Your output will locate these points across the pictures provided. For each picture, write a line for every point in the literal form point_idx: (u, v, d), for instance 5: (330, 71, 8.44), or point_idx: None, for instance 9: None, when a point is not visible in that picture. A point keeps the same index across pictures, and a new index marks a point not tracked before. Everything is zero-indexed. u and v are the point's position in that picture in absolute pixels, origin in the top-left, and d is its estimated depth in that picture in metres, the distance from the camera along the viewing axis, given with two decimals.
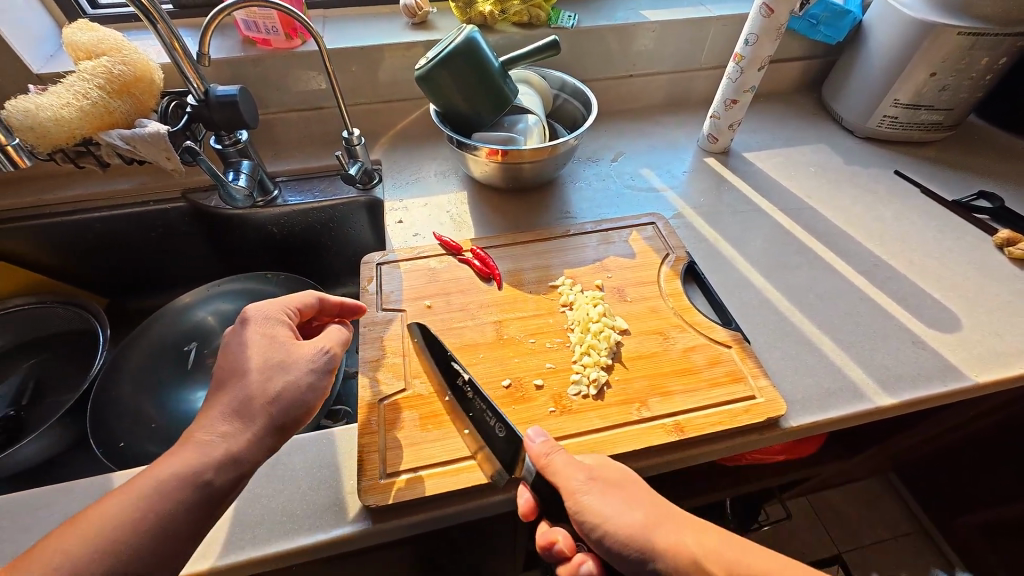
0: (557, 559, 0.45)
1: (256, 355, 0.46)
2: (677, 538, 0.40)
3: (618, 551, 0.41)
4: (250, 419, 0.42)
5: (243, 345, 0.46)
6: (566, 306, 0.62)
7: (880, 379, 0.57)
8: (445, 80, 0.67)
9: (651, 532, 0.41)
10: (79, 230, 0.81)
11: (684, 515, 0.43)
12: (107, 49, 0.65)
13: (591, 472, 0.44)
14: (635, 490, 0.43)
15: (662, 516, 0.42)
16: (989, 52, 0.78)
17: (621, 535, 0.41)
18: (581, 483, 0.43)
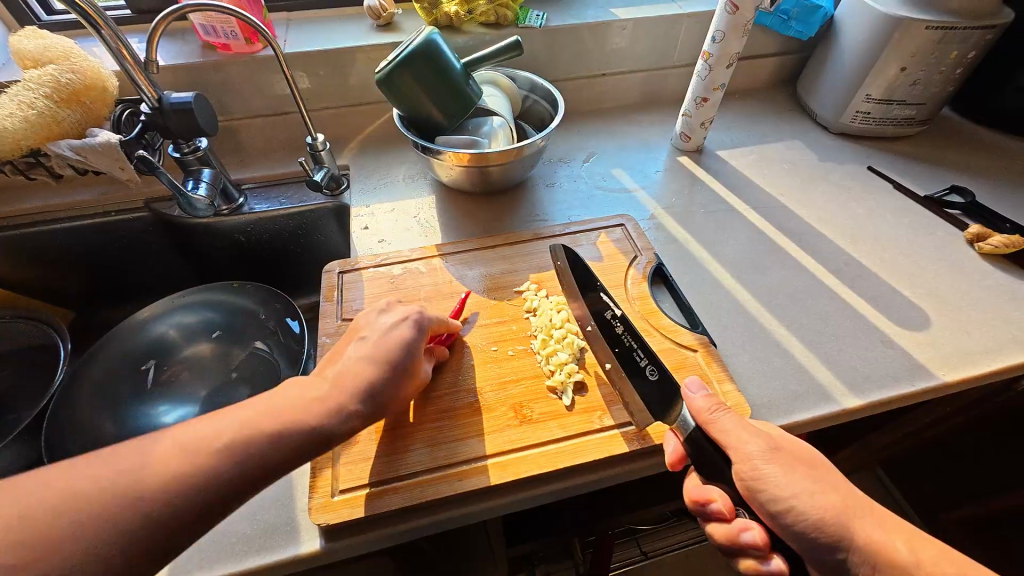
0: (712, 519, 0.44)
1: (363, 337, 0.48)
2: (811, 497, 0.39)
3: (805, 533, 0.39)
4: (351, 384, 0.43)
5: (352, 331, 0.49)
6: (531, 312, 0.61)
7: (847, 380, 0.56)
8: (407, 83, 0.66)
9: (849, 520, 0.38)
10: (36, 243, 0.79)
11: (829, 474, 0.41)
12: (54, 57, 0.63)
13: (771, 443, 0.42)
14: (823, 471, 0.41)
15: (859, 508, 0.39)
16: (959, 45, 0.77)
17: (814, 517, 0.38)
18: (759, 452, 0.42)
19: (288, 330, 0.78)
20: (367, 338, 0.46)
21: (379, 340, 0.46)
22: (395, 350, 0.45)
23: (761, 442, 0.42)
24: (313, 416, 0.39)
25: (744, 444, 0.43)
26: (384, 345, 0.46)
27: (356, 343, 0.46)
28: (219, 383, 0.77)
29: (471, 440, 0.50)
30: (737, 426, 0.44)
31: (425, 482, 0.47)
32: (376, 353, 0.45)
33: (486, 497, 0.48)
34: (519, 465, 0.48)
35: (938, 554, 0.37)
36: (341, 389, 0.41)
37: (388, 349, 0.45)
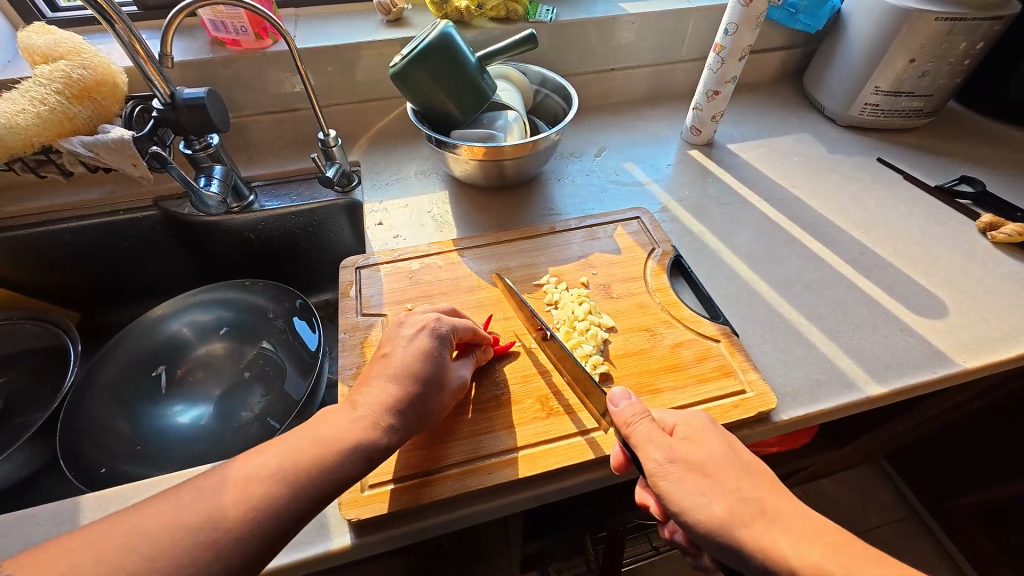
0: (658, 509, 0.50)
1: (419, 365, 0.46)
2: (697, 509, 0.38)
3: (705, 542, 0.38)
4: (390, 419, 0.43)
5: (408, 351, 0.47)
6: (551, 305, 0.61)
7: (869, 368, 0.57)
8: (421, 77, 0.66)
9: (736, 529, 0.37)
10: (44, 243, 0.78)
11: (725, 477, 0.39)
12: (65, 52, 0.62)
13: (671, 453, 0.41)
14: (721, 479, 0.39)
15: (751, 513, 0.37)
16: (967, 37, 0.78)
17: (702, 528, 0.38)
18: (659, 465, 0.41)
19: (298, 331, 0.78)
20: (392, 353, 0.47)
21: (404, 354, 0.46)
22: (420, 362, 0.46)
23: (662, 452, 0.41)
24: (353, 433, 0.41)
25: (648, 454, 0.42)
26: (409, 356, 0.46)
27: (382, 360, 0.46)
28: (233, 382, 0.75)
29: (500, 432, 0.50)
30: (648, 436, 0.42)
31: (455, 475, 0.47)
32: (403, 368, 0.45)
33: (515, 490, 0.48)
34: (548, 457, 0.48)
35: (831, 557, 0.34)
36: (371, 406, 0.43)
37: (416, 361, 0.46)
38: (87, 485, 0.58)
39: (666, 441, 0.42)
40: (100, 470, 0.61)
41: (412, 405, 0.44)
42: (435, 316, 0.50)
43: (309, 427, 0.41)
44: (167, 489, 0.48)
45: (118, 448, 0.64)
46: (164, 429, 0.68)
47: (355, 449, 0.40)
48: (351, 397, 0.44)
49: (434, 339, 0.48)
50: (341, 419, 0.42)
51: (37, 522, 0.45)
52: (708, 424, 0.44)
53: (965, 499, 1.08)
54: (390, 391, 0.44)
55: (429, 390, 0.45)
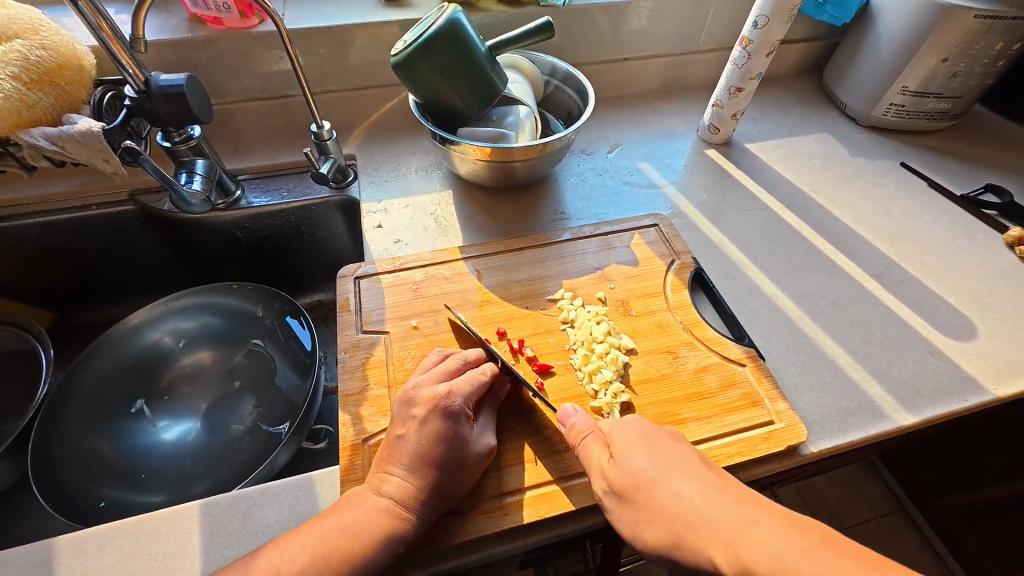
0: None
1: (433, 452, 0.43)
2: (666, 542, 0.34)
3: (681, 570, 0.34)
4: (410, 513, 0.41)
5: (422, 439, 0.43)
6: (567, 323, 0.57)
7: (899, 395, 0.54)
8: (425, 68, 0.59)
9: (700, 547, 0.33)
10: (10, 239, 0.71)
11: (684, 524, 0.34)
12: (20, 29, 0.54)
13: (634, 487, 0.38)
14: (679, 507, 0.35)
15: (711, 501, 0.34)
16: (1004, 36, 0.73)
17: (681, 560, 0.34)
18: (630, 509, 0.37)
19: (290, 330, 0.73)
20: (405, 436, 0.43)
21: (416, 439, 0.43)
22: (433, 449, 0.43)
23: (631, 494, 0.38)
24: (380, 525, 0.40)
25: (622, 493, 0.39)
26: (420, 442, 0.43)
27: (396, 443, 0.44)
28: (222, 394, 0.70)
29: (516, 468, 0.46)
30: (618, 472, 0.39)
31: (470, 517, 0.43)
32: (416, 455, 0.42)
33: (533, 530, 0.45)
34: (567, 496, 0.45)
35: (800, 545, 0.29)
36: (393, 496, 0.41)
37: (429, 449, 0.43)
38: (69, 518, 0.54)
39: (621, 480, 0.39)
40: (99, 504, 0.57)
41: (432, 492, 0.42)
42: (446, 387, 0.45)
43: (336, 515, 0.40)
44: (154, 529, 0.44)
45: (109, 477, 0.60)
46: (153, 448, 0.64)
47: (385, 541, 0.39)
48: (374, 478, 0.43)
49: (446, 420, 0.44)
50: (364, 508, 0.41)
51: (7, 570, 0.41)
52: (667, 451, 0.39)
53: (952, 499, 1.09)
54: (411, 480, 0.42)
55: (447, 475, 0.42)
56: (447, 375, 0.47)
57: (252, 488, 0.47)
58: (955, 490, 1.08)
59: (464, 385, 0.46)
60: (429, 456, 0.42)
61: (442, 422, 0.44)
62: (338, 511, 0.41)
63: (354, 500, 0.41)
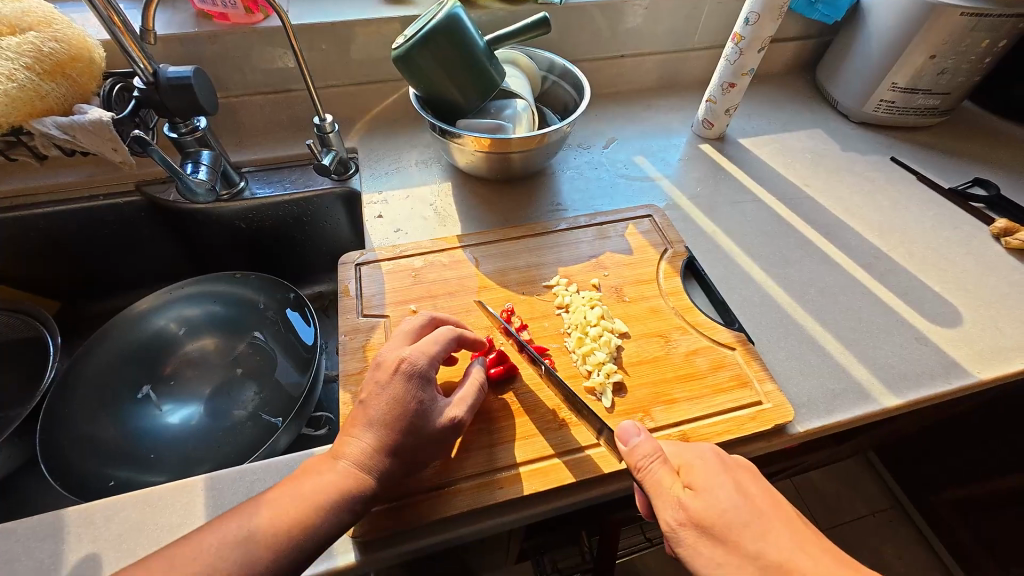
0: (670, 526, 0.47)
1: (391, 414, 0.43)
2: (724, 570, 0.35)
3: None
4: (366, 475, 0.42)
5: (383, 401, 0.44)
6: (561, 308, 0.58)
7: (885, 379, 0.56)
8: (425, 61, 0.61)
9: None
10: (19, 228, 0.73)
11: (740, 537, 0.36)
12: (34, 23, 0.56)
13: (687, 507, 0.38)
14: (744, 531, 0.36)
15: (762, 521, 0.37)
16: (990, 34, 0.75)
17: None
18: (674, 521, 0.38)
19: (291, 323, 0.74)
20: (367, 400, 0.44)
21: (376, 401, 0.44)
22: (392, 411, 0.43)
23: (681, 508, 0.38)
24: (333, 486, 0.41)
25: (665, 508, 0.39)
26: (381, 406, 0.43)
27: (359, 407, 0.44)
28: (225, 380, 0.72)
29: (511, 445, 0.48)
30: (667, 486, 0.39)
31: (459, 492, 0.45)
32: (376, 417, 0.43)
33: (527, 504, 0.46)
34: (561, 471, 0.46)
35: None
36: (351, 458, 0.42)
37: (389, 411, 0.43)
38: (77, 495, 0.55)
39: (674, 494, 0.39)
40: (110, 483, 0.58)
41: (391, 453, 0.42)
42: (408, 351, 0.46)
43: (299, 479, 0.42)
44: (159, 501, 0.45)
45: (116, 458, 0.61)
46: (158, 432, 0.65)
47: (343, 499, 0.40)
48: (337, 442, 0.44)
49: (407, 383, 0.44)
50: (324, 471, 0.42)
51: (18, 538, 0.43)
52: (714, 464, 0.40)
53: (946, 493, 1.10)
54: (371, 442, 0.42)
55: (406, 437, 0.43)
56: (413, 341, 0.48)
57: (255, 463, 0.48)
58: (949, 484, 1.08)
59: (424, 349, 0.46)
60: (386, 417, 0.43)
61: (405, 385, 0.44)
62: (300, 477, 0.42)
63: (319, 464, 0.43)
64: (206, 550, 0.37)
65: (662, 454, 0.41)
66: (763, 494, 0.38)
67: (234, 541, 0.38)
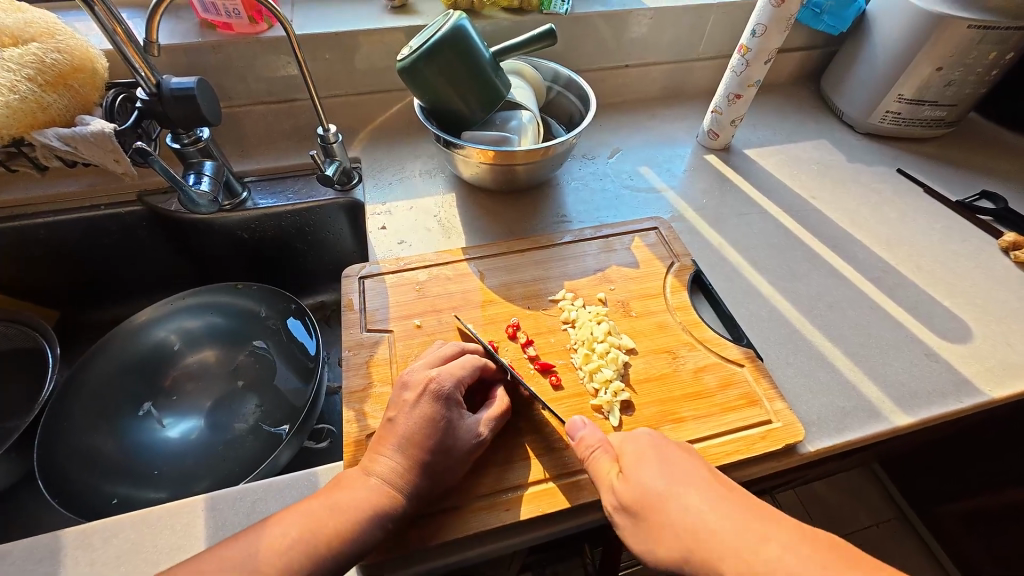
0: None
1: (422, 434, 0.43)
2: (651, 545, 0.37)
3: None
4: (399, 494, 0.42)
5: (413, 421, 0.44)
6: (568, 323, 0.58)
7: (896, 397, 0.55)
8: (431, 73, 0.61)
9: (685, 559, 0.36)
10: (20, 238, 0.72)
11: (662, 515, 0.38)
12: (37, 33, 0.56)
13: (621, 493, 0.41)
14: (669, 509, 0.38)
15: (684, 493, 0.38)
16: (997, 46, 0.75)
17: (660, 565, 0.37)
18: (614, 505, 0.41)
19: (292, 334, 0.74)
20: (396, 419, 0.44)
21: (407, 420, 0.44)
22: (422, 430, 0.43)
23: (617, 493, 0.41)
24: (368, 503, 0.40)
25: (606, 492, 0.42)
26: (411, 424, 0.44)
27: (388, 426, 0.45)
28: (226, 392, 0.71)
29: (518, 464, 0.47)
30: (605, 470, 0.42)
31: (467, 513, 0.44)
32: (406, 436, 0.43)
33: (534, 526, 0.45)
34: (570, 491, 0.46)
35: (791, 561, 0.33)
36: (383, 476, 0.42)
37: (419, 429, 0.43)
38: (76, 512, 0.55)
39: (608, 479, 0.42)
40: (114, 500, 0.58)
41: (422, 472, 0.42)
42: (436, 371, 0.47)
43: (329, 492, 0.41)
44: (159, 521, 0.44)
45: (117, 473, 0.60)
46: (159, 446, 0.64)
47: (375, 518, 0.40)
48: (366, 459, 0.44)
49: (437, 403, 0.45)
50: (356, 488, 0.41)
51: (14, 561, 0.42)
52: (647, 447, 0.42)
53: (952, 505, 1.09)
54: (401, 461, 0.42)
55: (436, 457, 0.43)
56: (440, 362, 0.49)
57: (255, 483, 0.47)
58: (956, 497, 1.07)
59: (453, 369, 0.47)
60: (417, 438, 0.43)
61: (433, 406, 0.44)
62: (331, 489, 0.42)
63: (349, 480, 0.42)
64: (227, 571, 0.36)
65: (606, 443, 0.44)
66: (695, 472, 0.40)
67: (259, 559, 0.37)
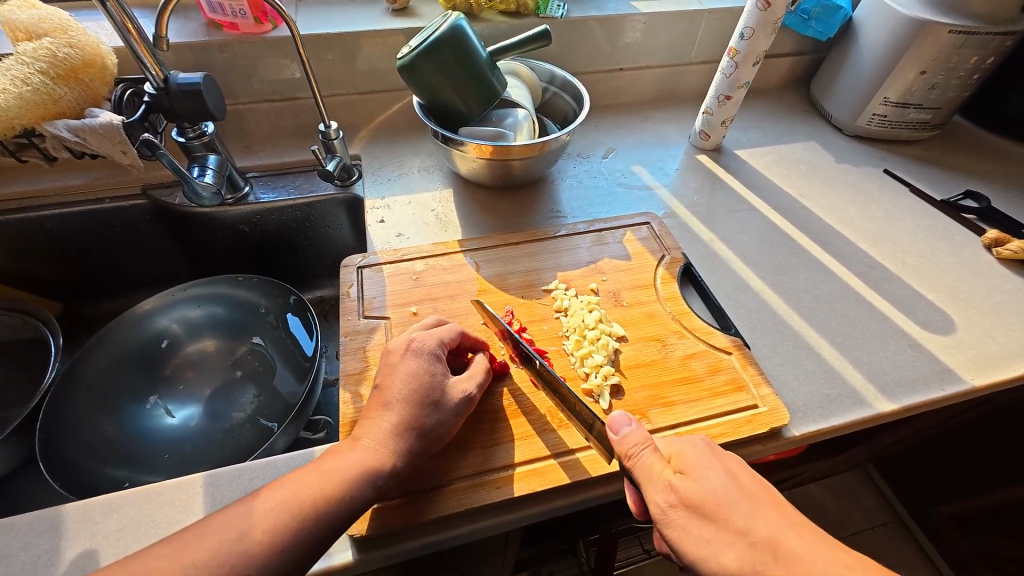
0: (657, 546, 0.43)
1: (409, 387, 0.45)
2: (717, 553, 0.35)
3: None
4: (390, 451, 0.43)
5: (400, 376, 0.46)
6: (560, 312, 0.59)
7: (880, 384, 0.56)
8: (429, 70, 0.63)
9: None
10: (26, 230, 0.74)
11: (732, 517, 0.36)
12: (50, 29, 0.58)
13: (676, 494, 0.38)
14: (738, 516, 0.36)
15: (756, 503, 0.37)
16: (978, 51, 0.77)
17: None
18: (664, 506, 0.38)
19: (290, 327, 0.75)
20: (383, 381, 0.46)
21: (394, 379, 0.46)
22: (409, 386, 0.46)
23: (670, 492, 0.38)
24: (357, 460, 0.42)
25: (655, 493, 0.39)
26: (399, 384, 0.46)
27: (376, 391, 0.46)
28: (226, 381, 0.72)
29: (508, 445, 0.48)
30: (659, 469, 0.40)
31: (458, 491, 0.45)
32: (395, 391, 0.45)
33: (525, 505, 0.46)
34: (559, 471, 0.47)
35: None
36: (372, 435, 0.43)
37: (406, 386, 0.45)
38: (75, 493, 0.56)
39: (664, 476, 0.39)
40: (124, 485, 0.59)
41: (410, 427, 0.44)
42: (416, 334, 0.49)
43: (317, 463, 0.42)
44: (158, 497, 0.46)
45: (117, 457, 0.61)
46: (160, 432, 0.66)
47: (366, 473, 0.41)
48: (354, 431, 0.45)
49: (421, 360, 0.47)
50: (344, 453, 0.42)
51: (17, 532, 0.43)
52: (703, 450, 0.40)
53: (946, 506, 1.09)
54: (391, 421, 0.44)
55: (423, 411, 0.45)
56: (422, 326, 0.52)
57: (252, 462, 0.48)
58: (950, 497, 1.07)
59: (433, 331, 0.50)
60: (405, 394, 0.45)
61: (416, 357, 0.47)
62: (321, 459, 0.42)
63: (338, 449, 0.43)
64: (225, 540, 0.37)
65: (651, 442, 0.42)
66: (753, 477, 0.39)
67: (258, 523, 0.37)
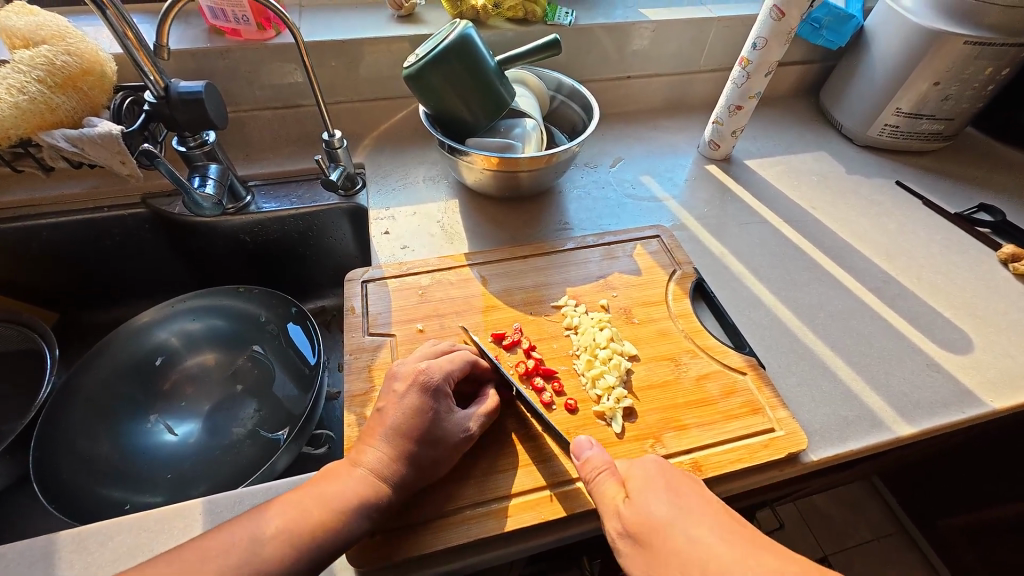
0: None
1: (410, 424, 0.43)
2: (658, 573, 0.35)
3: None
4: (387, 485, 0.41)
5: (401, 412, 0.43)
6: (570, 329, 0.58)
7: (898, 407, 0.55)
8: (436, 80, 0.61)
9: None
10: (22, 240, 0.72)
11: (671, 537, 0.36)
12: (48, 36, 0.57)
13: (624, 518, 0.39)
14: (676, 533, 0.36)
15: (698, 521, 0.37)
16: (994, 62, 0.76)
17: None
18: (616, 531, 0.39)
19: (291, 338, 0.73)
20: (385, 410, 0.44)
21: (396, 411, 0.44)
22: (411, 422, 0.43)
23: (621, 518, 0.39)
24: (353, 491, 0.40)
25: (609, 520, 0.40)
26: (400, 417, 0.43)
27: (376, 417, 0.44)
28: (225, 396, 0.70)
29: (518, 472, 0.47)
30: (613, 493, 0.41)
31: (466, 520, 0.44)
32: (395, 426, 0.43)
33: (534, 534, 0.45)
34: (570, 499, 0.45)
35: None
36: (370, 466, 0.42)
37: (407, 421, 0.43)
38: (71, 517, 0.54)
39: (615, 502, 0.40)
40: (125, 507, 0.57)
41: (409, 462, 0.42)
42: (426, 363, 0.46)
43: (316, 484, 0.41)
44: (155, 525, 0.44)
45: (114, 477, 0.59)
46: (158, 451, 0.64)
47: (360, 506, 0.40)
48: (354, 451, 0.43)
49: (426, 396, 0.44)
50: (341, 479, 0.41)
51: (8, 562, 0.41)
52: (654, 471, 0.41)
53: (954, 519, 1.08)
54: (388, 451, 0.42)
55: (424, 448, 0.43)
56: (431, 356, 0.48)
57: (253, 487, 0.47)
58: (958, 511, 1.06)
59: (443, 363, 0.47)
60: (405, 430, 0.43)
61: (423, 393, 0.44)
62: (319, 480, 0.42)
63: (337, 471, 0.42)
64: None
65: (612, 466, 0.43)
66: (702, 497, 0.39)
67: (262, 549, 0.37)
